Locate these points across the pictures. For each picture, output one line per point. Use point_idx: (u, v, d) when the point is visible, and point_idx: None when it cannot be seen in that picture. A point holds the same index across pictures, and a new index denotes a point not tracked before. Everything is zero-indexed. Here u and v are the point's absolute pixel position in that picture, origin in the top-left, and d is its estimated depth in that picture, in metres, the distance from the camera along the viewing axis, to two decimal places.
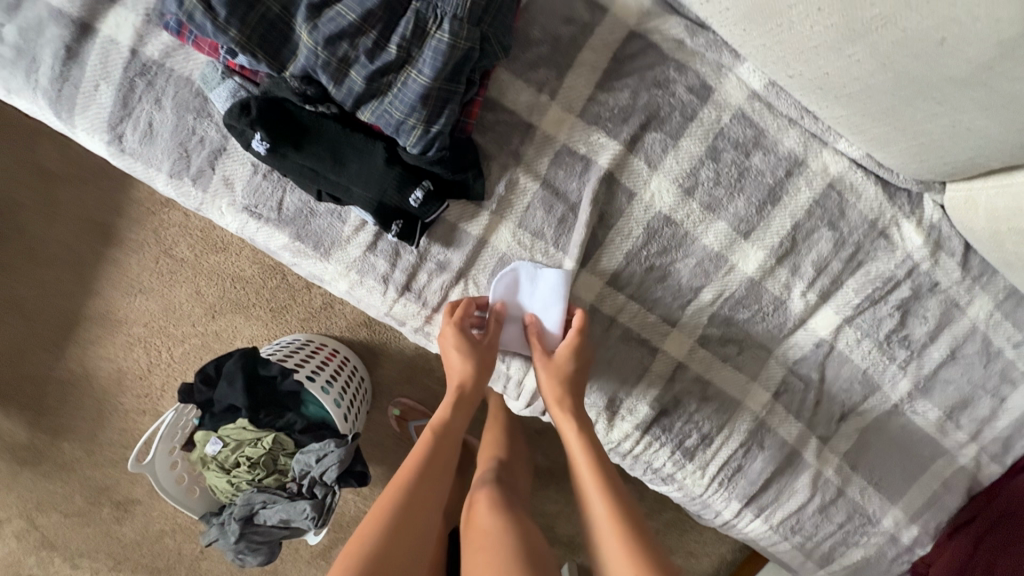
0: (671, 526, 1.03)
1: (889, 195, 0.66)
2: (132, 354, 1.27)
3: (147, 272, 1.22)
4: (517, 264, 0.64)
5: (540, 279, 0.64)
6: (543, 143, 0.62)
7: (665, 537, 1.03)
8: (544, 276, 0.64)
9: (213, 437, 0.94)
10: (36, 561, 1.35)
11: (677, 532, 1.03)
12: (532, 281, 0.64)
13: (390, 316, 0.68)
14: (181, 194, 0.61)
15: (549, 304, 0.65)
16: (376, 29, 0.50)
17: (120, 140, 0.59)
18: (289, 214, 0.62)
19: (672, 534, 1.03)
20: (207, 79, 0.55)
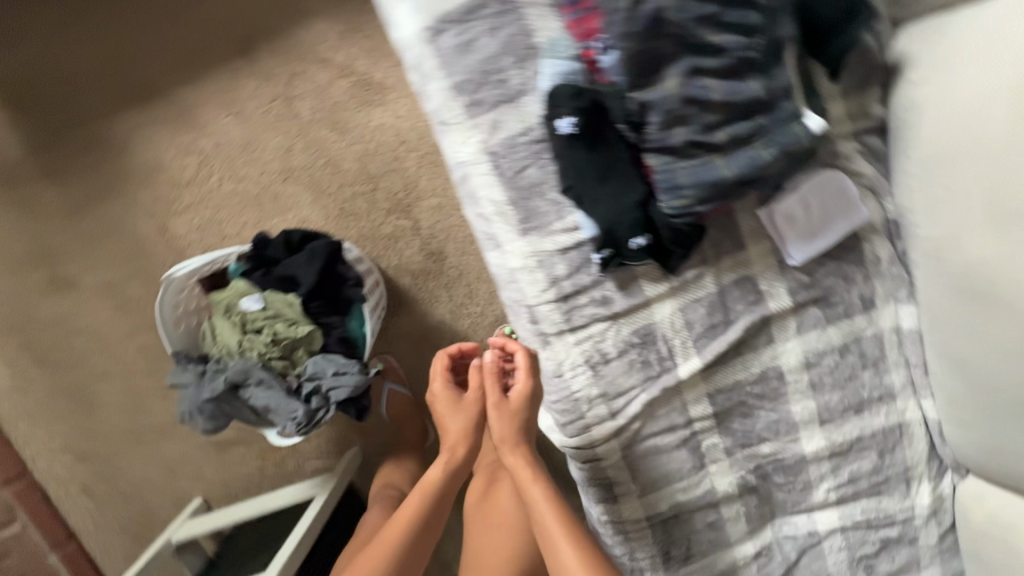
0: None
1: (929, 456, 0.80)
2: (182, 160, 1.21)
3: (253, 102, 1.18)
4: (848, 182, 0.68)
5: (849, 207, 0.68)
6: (741, 263, 0.70)
7: None
8: (854, 207, 0.68)
9: (256, 294, 0.90)
10: None
11: None
12: (845, 204, 0.68)
13: (527, 308, 0.72)
14: (450, 107, 0.64)
15: (838, 229, 0.69)
16: (723, 114, 0.57)
17: (437, 35, 0.62)
18: (520, 182, 0.66)
19: None
20: (555, 48, 0.61)
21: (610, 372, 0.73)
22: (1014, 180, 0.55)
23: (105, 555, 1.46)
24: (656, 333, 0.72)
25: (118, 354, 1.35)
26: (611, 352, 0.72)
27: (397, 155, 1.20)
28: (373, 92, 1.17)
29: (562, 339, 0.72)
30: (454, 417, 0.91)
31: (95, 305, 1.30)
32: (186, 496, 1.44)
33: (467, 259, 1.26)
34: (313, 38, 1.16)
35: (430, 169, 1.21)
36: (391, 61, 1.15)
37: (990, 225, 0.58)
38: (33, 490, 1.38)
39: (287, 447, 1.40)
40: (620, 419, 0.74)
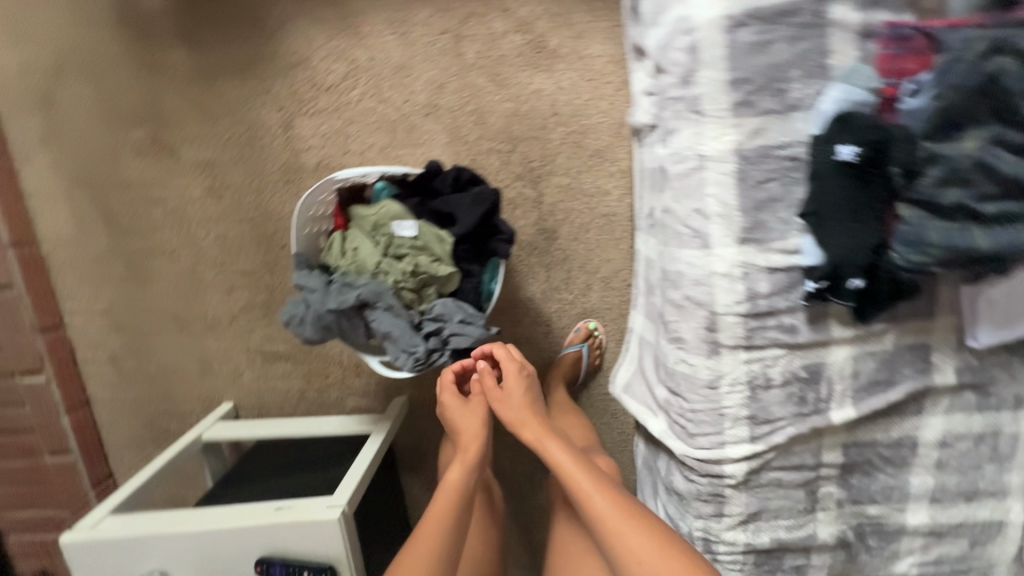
0: None
1: (1014, 559, 0.83)
2: (330, 62, 1.16)
3: (422, 27, 1.14)
4: None
5: None
6: (924, 330, 0.72)
7: None
8: None
9: (410, 221, 0.87)
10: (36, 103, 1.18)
11: None
12: None
13: (710, 315, 0.72)
14: (717, 100, 0.64)
15: None
16: (1003, 188, 0.57)
17: (737, 27, 0.62)
18: (758, 193, 0.66)
19: None
20: (856, 75, 0.61)
21: (768, 398, 0.74)
22: None
23: (111, 434, 1.38)
24: (824, 374, 0.73)
25: (191, 237, 1.27)
26: (775, 380, 0.73)
27: (544, 124, 1.18)
28: (544, 56, 1.14)
29: (733, 354, 0.73)
30: (466, 418, 0.99)
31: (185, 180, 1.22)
32: (212, 398, 1.37)
33: (576, 246, 1.25)
34: None
35: (571, 148, 1.19)
36: (572, 31, 1.13)
37: None
38: (61, 346, 1.29)
39: (335, 376, 1.36)
40: (759, 445, 0.75)
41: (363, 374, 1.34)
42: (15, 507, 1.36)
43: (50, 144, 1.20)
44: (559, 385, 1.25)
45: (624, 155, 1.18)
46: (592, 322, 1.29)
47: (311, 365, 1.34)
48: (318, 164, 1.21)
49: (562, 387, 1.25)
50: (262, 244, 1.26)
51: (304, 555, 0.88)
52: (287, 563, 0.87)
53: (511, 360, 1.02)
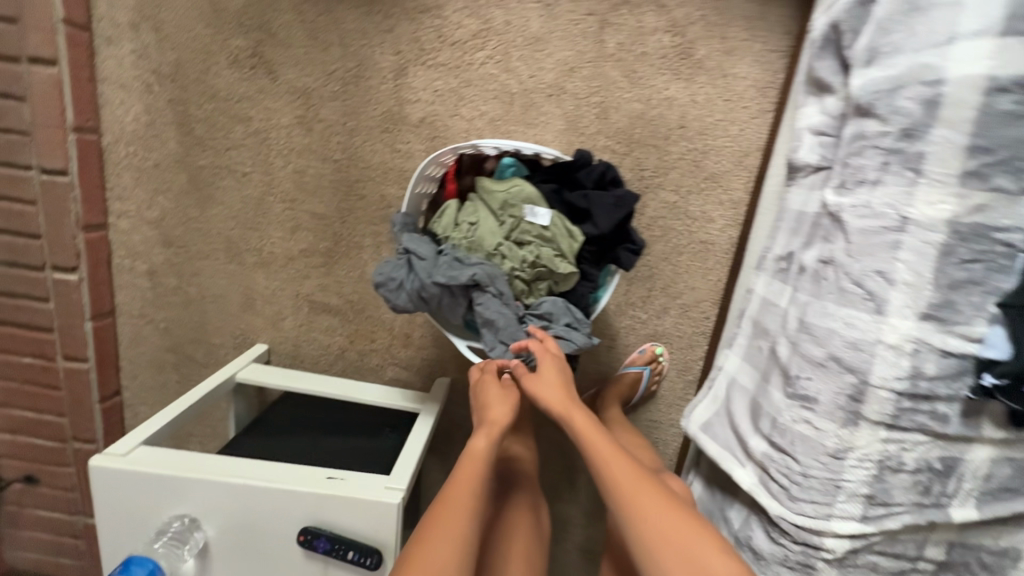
0: None
1: None
2: (464, 17, 1.07)
3: (569, 5, 1.06)
4: None
5: None
6: None
7: None
8: None
9: (544, 209, 0.81)
10: None
11: None
12: None
13: (858, 384, 0.68)
14: (943, 164, 0.60)
15: None
16: None
17: (993, 93, 0.58)
18: (960, 270, 0.62)
19: None
20: None
21: (893, 481, 0.70)
22: None
23: (131, 351, 1.29)
24: (959, 470, 0.69)
25: (267, 165, 1.17)
26: (907, 465, 0.69)
27: (668, 135, 1.12)
28: (687, 65, 1.08)
29: (872, 429, 0.69)
30: (495, 393, 0.89)
31: (276, 104, 1.13)
32: (246, 338, 1.28)
33: (665, 266, 1.19)
34: None
35: (688, 166, 1.13)
36: (722, 45, 1.07)
37: None
38: (101, 247, 1.20)
39: (380, 342, 1.27)
40: (869, 526, 0.71)
41: (411, 347, 1.26)
42: (16, 403, 1.28)
43: (143, 32, 1.10)
44: (615, 406, 1.18)
45: (741, 186, 1.13)
46: (659, 346, 1.23)
47: (358, 326, 1.26)
48: (421, 120, 1.12)
49: (617, 408, 1.19)
50: (340, 190, 1.17)
51: (352, 532, 0.82)
52: (334, 538, 0.81)
53: (549, 351, 0.82)
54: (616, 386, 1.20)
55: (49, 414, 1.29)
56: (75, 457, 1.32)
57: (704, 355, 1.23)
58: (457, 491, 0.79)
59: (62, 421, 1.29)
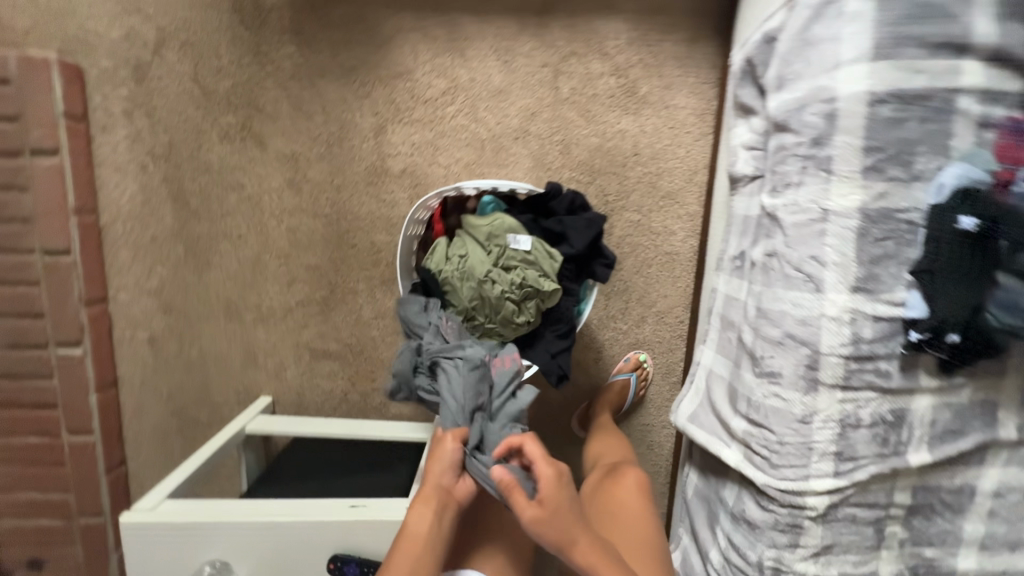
0: None
1: None
2: (432, 78, 1.20)
3: (524, 60, 1.21)
4: None
5: None
6: (994, 388, 0.80)
7: None
8: None
9: (527, 235, 0.91)
10: (135, 78, 1.18)
11: None
12: None
13: (812, 355, 0.79)
14: (851, 161, 0.73)
15: None
16: None
17: (876, 103, 0.71)
18: (875, 248, 0.74)
19: None
20: (975, 158, 0.70)
21: (855, 436, 0.80)
22: None
23: (135, 420, 1.31)
24: (908, 418, 0.80)
25: (260, 227, 1.24)
26: (864, 420, 0.79)
27: (624, 162, 1.26)
28: (633, 102, 1.23)
29: (829, 392, 0.79)
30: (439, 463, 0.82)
31: (266, 171, 1.22)
32: (249, 393, 1.31)
33: (637, 280, 1.30)
34: (604, 31, 1.21)
35: (646, 189, 1.27)
36: (661, 81, 1.22)
37: None
38: (103, 320, 1.24)
39: (382, 381, 1.32)
40: (841, 480, 0.81)
41: None
42: (21, 485, 1.28)
43: (137, 118, 1.20)
44: (604, 412, 1.26)
45: (694, 200, 1.27)
46: (642, 354, 1.32)
47: (358, 368, 1.31)
48: (403, 171, 1.23)
49: (607, 415, 1.26)
50: (332, 242, 1.25)
51: (381, 554, 0.87)
52: (363, 562, 0.85)
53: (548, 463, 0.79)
54: (606, 395, 1.28)
55: (55, 492, 1.29)
56: (82, 535, 1.32)
57: (684, 355, 1.34)
58: (403, 573, 0.72)
59: (68, 498, 1.29)
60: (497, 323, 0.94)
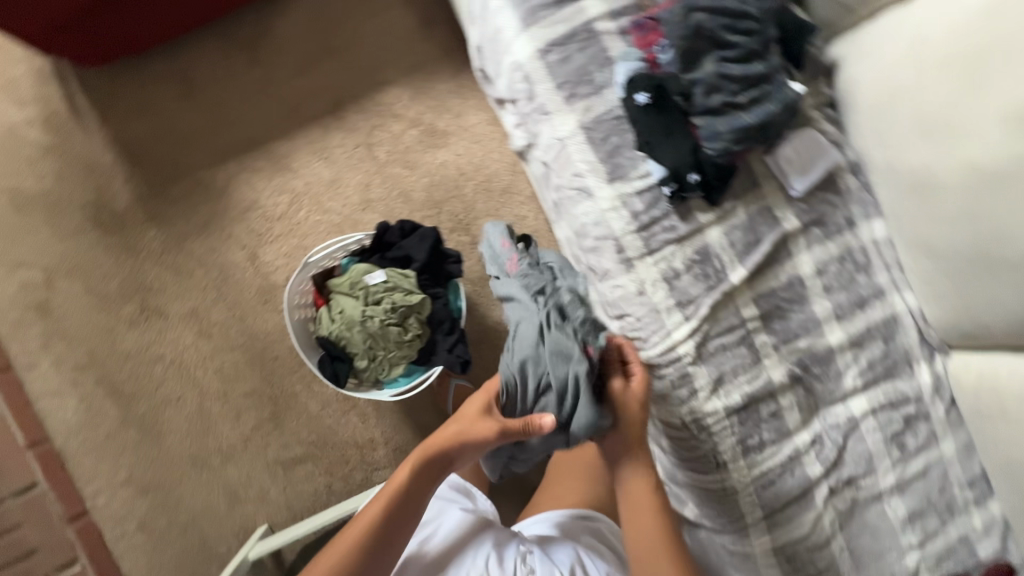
0: None
1: (921, 342, 1.05)
2: (275, 197, 1.41)
3: (340, 149, 1.44)
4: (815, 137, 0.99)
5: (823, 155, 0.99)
6: (761, 197, 0.99)
7: None
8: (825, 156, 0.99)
9: (380, 270, 1.09)
10: (38, 316, 1.35)
11: None
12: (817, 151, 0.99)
13: (616, 241, 0.97)
14: (554, 98, 0.94)
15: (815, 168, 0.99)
16: (741, 85, 0.89)
17: (546, 54, 0.94)
18: (606, 146, 0.95)
19: None
20: (627, 54, 0.93)
21: (682, 284, 0.97)
22: (942, 106, 0.86)
23: None
24: (711, 251, 0.97)
25: (193, 382, 1.38)
26: (680, 268, 0.97)
27: (457, 184, 1.48)
28: (438, 138, 1.47)
29: (642, 261, 0.97)
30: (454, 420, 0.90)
31: (178, 334, 1.39)
32: (246, 529, 1.39)
33: None
34: (390, 99, 1.46)
35: (485, 196, 1.48)
36: (452, 113, 1.47)
37: (926, 137, 0.89)
38: (91, 530, 1.33)
39: (355, 459, 1.42)
40: (693, 321, 0.97)
41: (380, 446, 1.42)
42: None
43: (53, 346, 1.35)
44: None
45: (525, 184, 1.49)
46: None
47: (329, 457, 1.42)
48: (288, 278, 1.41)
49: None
50: (257, 363, 1.40)
51: None
52: None
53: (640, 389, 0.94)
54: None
55: None
56: None
57: None
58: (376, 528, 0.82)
59: None
60: (395, 348, 1.10)
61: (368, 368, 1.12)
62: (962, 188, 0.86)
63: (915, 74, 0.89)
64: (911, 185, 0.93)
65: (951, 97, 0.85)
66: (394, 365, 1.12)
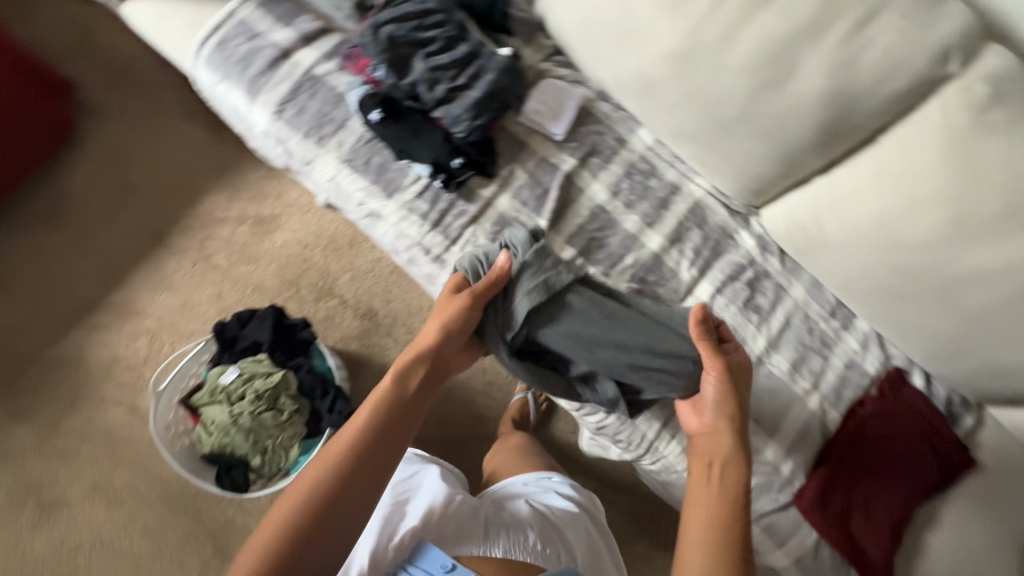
0: (635, 518, 1.37)
1: (730, 215, 1.14)
2: (134, 344, 1.41)
3: (179, 274, 1.47)
4: (551, 82, 1.08)
5: (566, 96, 1.09)
6: (531, 153, 1.06)
7: (628, 525, 1.37)
8: (568, 96, 1.09)
9: (232, 367, 1.11)
10: None
11: (638, 523, 1.37)
12: (560, 94, 1.08)
13: (420, 245, 1.01)
14: (306, 147, 0.99)
15: (564, 109, 1.08)
16: (456, 68, 0.96)
17: (282, 113, 0.99)
18: (372, 168, 1.00)
19: (632, 524, 1.37)
20: (351, 85, 0.99)
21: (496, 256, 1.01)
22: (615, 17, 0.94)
23: None
24: (508, 217, 1.03)
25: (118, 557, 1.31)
26: (488, 244, 1.01)
27: (304, 256, 1.51)
28: (268, 223, 1.51)
29: (451, 253, 1.01)
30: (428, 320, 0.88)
31: (87, 516, 1.33)
32: None
33: (394, 304, 1.51)
34: (209, 209, 1.50)
35: (335, 256, 1.52)
36: (272, 197, 1.52)
37: (620, 46, 0.96)
38: None
39: None
40: None
41: None
42: None
43: None
44: (506, 424, 1.35)
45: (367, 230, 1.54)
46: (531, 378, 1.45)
47: None
48: None
49: (516, 428, 1.33)
50: (179, 507, 1.36)
51: None
52: None
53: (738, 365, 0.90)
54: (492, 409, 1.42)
55: None
56: None
57: None
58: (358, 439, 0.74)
59: None
60: (279, 431, 1.10)
61: (264, 462, 1.10)
62: (667, 75, 0.93)
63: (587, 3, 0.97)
64: (639, 95, 0.99)
65: (620, 6, 0.93)
66: (288, 448, 1.11)
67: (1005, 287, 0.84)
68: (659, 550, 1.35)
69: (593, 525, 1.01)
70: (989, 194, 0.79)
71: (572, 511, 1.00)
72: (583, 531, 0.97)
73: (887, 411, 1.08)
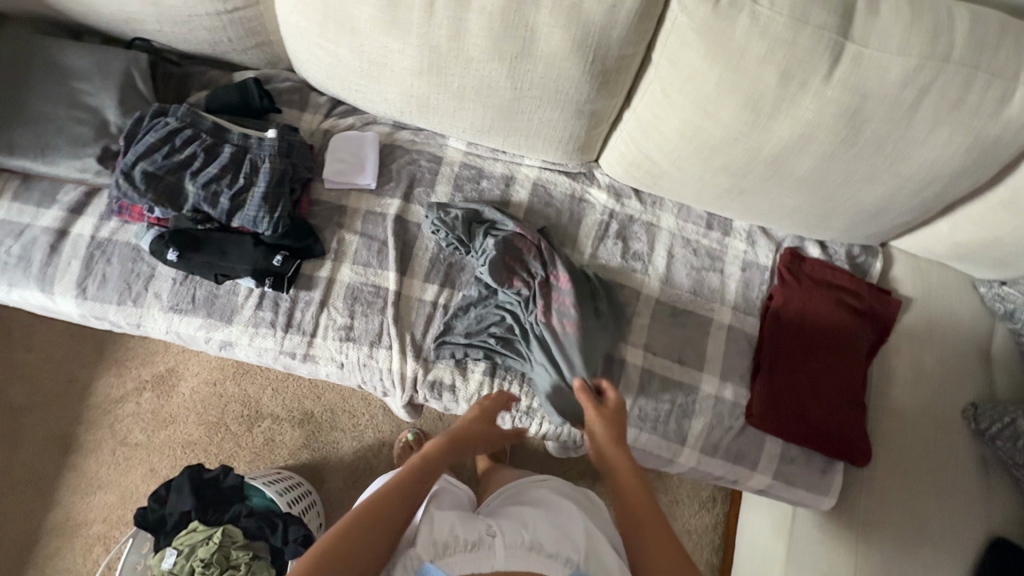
0: None
1: (573, 178, 1.10)
2: (90, 556, 1.35)
3: (104, 468, 1.41)
4: (341, 136, 1.04)
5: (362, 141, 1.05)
6: (353, 212, 1.02)
7: None
8: (364, 141, 1.05)
9: (169, 550, 1.05)
10: None
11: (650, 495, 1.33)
12: (355, 142, 1.04)
13: (283, 352, 0.96)
14: (125, 313, 0.94)
15: (367, 155, 1.04)
16: (230, 173, 0.93)
17: (84, 291, 0.93)
18: (200, 303, 0.95)
19: None
20: (139, 234, 0.94)
21: (360, 327, 0.97)
22: (351, 53, 0.90)
23: None
24: (356, 285, 0.98)
25: None
26: (347, 319, 0.97)
27: (219, 393, 1.46)
28: (170, 379, 1.46)
29: (317, 345, 0.96)
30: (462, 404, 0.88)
31: None
32: None
33: (326, 397, 1.45)
34: (105, 392, 1.45)
35: (248, 379, 1.47)
36: (162, 352, 1.47)
37: (375, 79, 0.93)
38: None
39: None
40: (395, 344, 0.97)
41: None
42: None
43: None
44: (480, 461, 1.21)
45: None
46: None
47: None
48: None
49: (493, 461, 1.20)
50: None
51: None
52: None
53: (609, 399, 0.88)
54: None
55: None
56: None
57: None
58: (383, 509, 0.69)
59: None
60: None
61: None
62: (431, 88, 0.91)
63: (322, 51, 0.92)
64: (420, 110, 0.97)
65: (348, 42, 0.88)
66: None
67: (821, 140, 0.83)
68: (679, 511, 1.31)
69: (585, 505, 0.86)
70: (762, 65, 0.78)
71: (569, 502, 0.83)
72: (586, 520, 0.80)
73: (796, 298, 1.06)
